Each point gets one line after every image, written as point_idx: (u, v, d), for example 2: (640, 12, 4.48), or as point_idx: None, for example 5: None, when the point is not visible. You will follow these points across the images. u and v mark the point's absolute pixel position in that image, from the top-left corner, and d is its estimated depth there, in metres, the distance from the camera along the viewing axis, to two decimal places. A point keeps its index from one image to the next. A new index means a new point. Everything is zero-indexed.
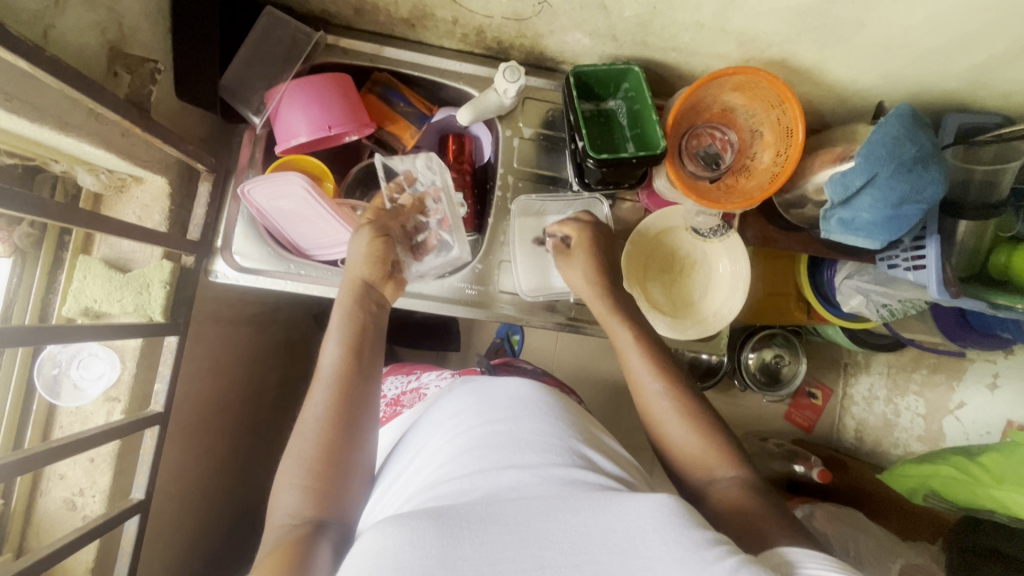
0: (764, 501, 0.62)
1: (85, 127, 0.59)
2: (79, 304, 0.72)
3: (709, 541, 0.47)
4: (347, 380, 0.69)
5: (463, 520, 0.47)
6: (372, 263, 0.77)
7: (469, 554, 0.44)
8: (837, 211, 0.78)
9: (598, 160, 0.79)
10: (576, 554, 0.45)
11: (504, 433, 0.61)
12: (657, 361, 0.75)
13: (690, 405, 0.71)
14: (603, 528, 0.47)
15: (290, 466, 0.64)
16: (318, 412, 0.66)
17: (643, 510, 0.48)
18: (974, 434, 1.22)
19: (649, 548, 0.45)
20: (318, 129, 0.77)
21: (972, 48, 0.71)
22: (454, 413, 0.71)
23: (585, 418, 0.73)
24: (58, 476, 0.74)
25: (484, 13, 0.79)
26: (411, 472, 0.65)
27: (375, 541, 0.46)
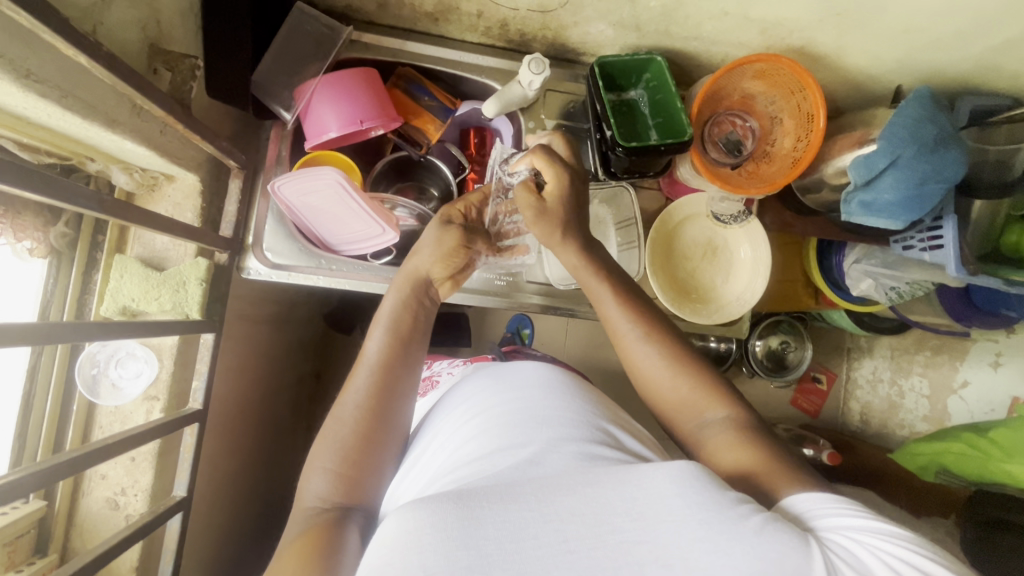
0: (764, 446, 0.60)
1: (128, 123, 0.59)
2: (117, 303, 0.72)
3: (735, 501, 0.45)
4: (388, 367, 0.68)
5: (485, 500, 0.45)
6: (446, 260, 0.76)
7: (492, 533, 0.43)
8: (858, 193, 0.80)
9: (627, 148, 0.80)
10: (597, 525, 0.43)
11: (524, 413, 0.60)
12: (634, 309, 0.72)
13: (673, 349, 0.69)
14: (624, 497, 0.45)
15: (324, 450, 0.63)
16: (357, 400, 0.66)
17: (664, 476, 0.46)
18: (979, 412, 1.25)
19: (674, 514, 0.43)
20: (349, 124, 0.77)
21: (986, 32, 0.73)
22: (470, 395, 0.69)
23: (602, 393, 0.71)
24: (99, 476, 0.74)
25: (510, 6, 0.80)
26: (432, 453, 0.64)
27: (397, 526, 0.44)
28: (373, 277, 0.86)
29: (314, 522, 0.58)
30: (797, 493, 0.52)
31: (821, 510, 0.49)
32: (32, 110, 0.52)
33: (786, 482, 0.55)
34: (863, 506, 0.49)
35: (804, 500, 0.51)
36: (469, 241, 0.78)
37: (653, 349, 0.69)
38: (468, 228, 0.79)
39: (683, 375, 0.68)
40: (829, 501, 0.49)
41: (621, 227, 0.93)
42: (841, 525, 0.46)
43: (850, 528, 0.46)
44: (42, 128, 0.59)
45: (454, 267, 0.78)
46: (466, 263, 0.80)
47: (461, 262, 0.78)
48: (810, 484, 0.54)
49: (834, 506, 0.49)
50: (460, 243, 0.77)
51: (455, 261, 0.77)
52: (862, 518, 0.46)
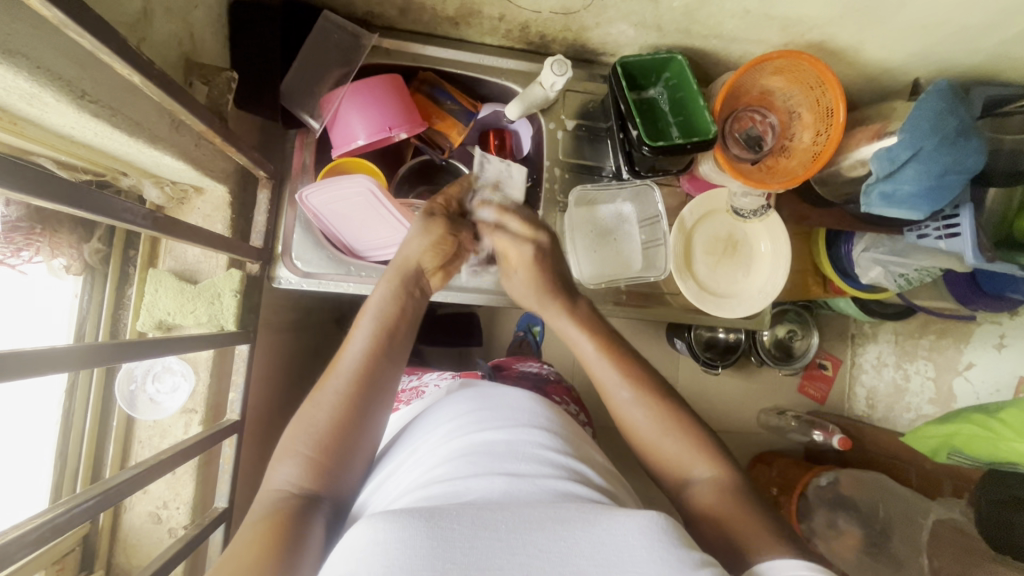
0: (744, 502, 0.59)
1: (168, 138, 0.59)
2: (153, 318, 0.72)
3: (697, 562, 0.40)
4: (371, 362, 0.66)
5: (455, 520, 0.40)
6: (434, 251, 0.74)
7: (458, 557, 0.38)
8: (879, 185, 0.81)
9: (654, 147, 0.81)
10: (561, 563, 0.38)
11: (500, 445, 0.56)
12: (628, 369, 0.70)
13: (666, 410, 0.68)
14: (594, 540, 0.40)
15: (297, 433, 0.62)
16: (337, 386, 0.64)
17: (635, 525, 0.42)
18: (984, 393, 1.28)
19: (637, 566, 0.39)
20: (378, 131, 0.77)
21: (1002, 25, 0.75)
22: (446, 419, 0.66)
23: (581, 430, 0.68)
24: (140, 491, 0.74)
25: (532, 9, 0.80)
26: (404, 472, 0.60)
27: (363, 535, 0.40)
28: None
29: (277, 506, 0.56)
30: (776, 559, 0.50)
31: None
32: (79, 129, 0.52)
33: (769, 544, 0.53)
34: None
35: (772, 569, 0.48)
36: (458, 230, 0.77)
37: (645, 412, 0.68)
38: (455, 219, 0.77)
39: (674, 434, 0.66)
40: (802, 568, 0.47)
41: (645, 225, 0.92)
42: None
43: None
44: (81, 146, 0.58)
45: (443, 256, 0.76)
46: (457, 256, 0.78)
47: (450, 252, 0.76)
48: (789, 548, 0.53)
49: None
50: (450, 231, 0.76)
51: (442, 254, 0.75)
52: None
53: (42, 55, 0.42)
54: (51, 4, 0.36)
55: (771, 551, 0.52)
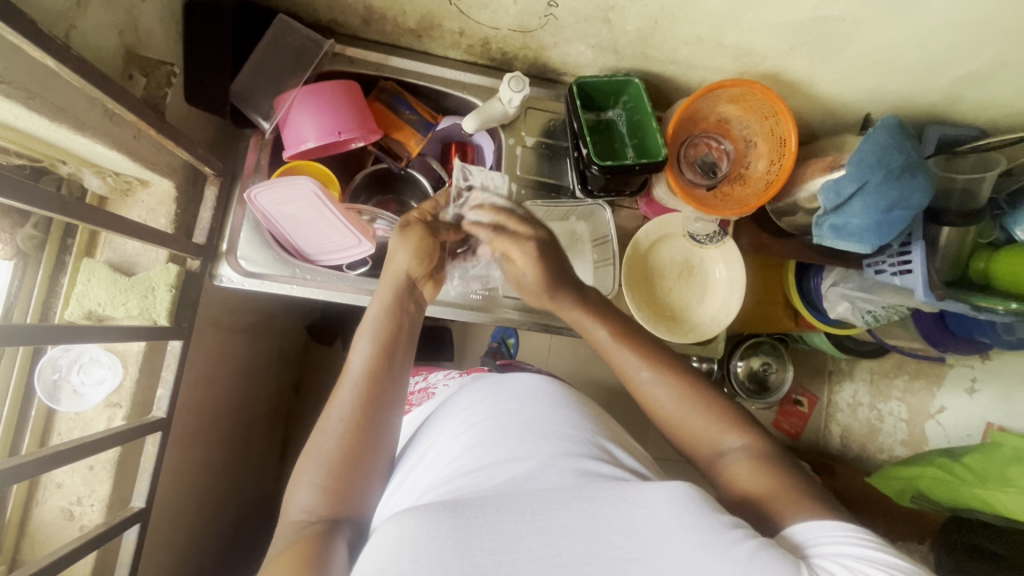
0: (778, 471, 0.59)
1: (100, 127, 0.60)
2: (82, 308, 0.71)
3: (727, 524, 0.46)
4: (373, 379, 0.66)
5: (479, 510, 0.46)
6: (420, 257, 0.73)
7: (487, 543, 0.43)
8: (829, 217, 0.81)
9: (602, 166, 0.81)
10: (593, 540, 0.44)
11: (520, 425, 0.60)
12: (644, 350, 0.72)
13: (688, 384, 0.69)
14: (620, 515, 0.46)
15: (307, 463, 0.62)
16: (341, 413, 0.64)
17: (662, 497, 0.47)
18: (955, 437, 1.24)
19: (666, 533, 0.44)
20: (327, 134, 0.78)
21: (950, 64, 0.76)
22: (466, 405, 0.69)
23: (593, 406, 0.71)
24: (55, 485, 0.72)
25: (491, 25, 0.81)
26: (427, 464, 0.63)
27: (392, 533, 0.45)
28: (347, 287, 0.85)
29: (298, 535, 0.56)
30: (806, 518, 0.52)
31: (824, 538, 0.49)
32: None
33: (793, 507, 0.55)
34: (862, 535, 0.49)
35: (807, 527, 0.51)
36: (436, 231, 0.76)
37: (666, 389, 0.69)
38: (429, 226, 0.76)
39: (697, 409, 0.67)
40: (826, 530, 0.50)
41: (597, 244, 0.94)
42: (839, 552, 0.47)
43: (847, 554, 0.46)
44: (11, 129, 0.58)
45: (432, 265, 0.75)
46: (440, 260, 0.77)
47: (435, 258, 0.75)
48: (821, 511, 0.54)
49: (839, 533, 0.49)
50: (427, 235, 0.74)
51: (426, 256, 0.74)
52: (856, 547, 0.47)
53: None
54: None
55: (796, 513, 0.54)
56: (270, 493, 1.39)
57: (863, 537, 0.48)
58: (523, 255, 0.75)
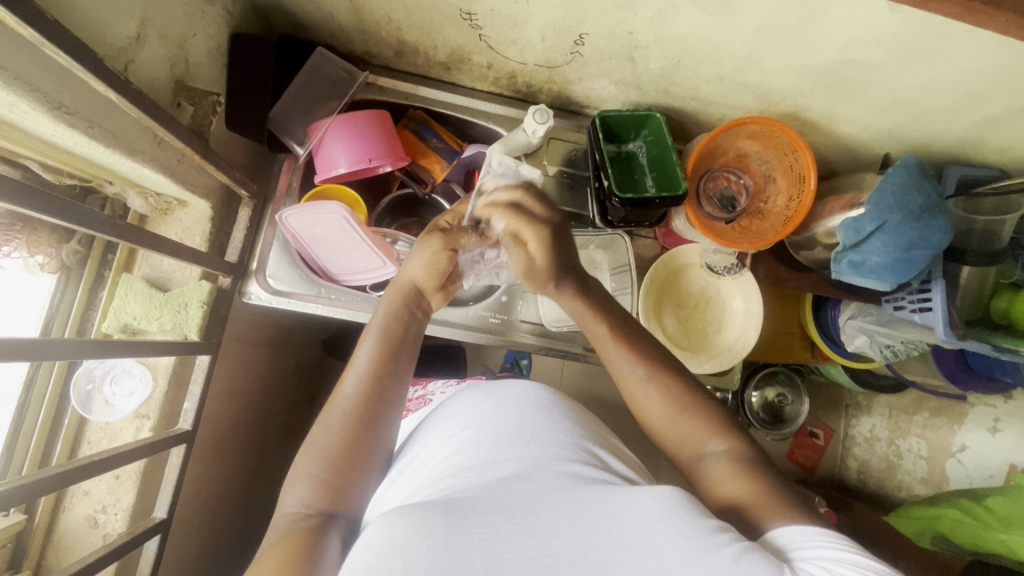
0: (759, 476, 0.60)
1: (148, 152, 0.64)
2: (118, 321, 0.74)
3: (714, 528, 0.47)
4: (378, 378, 0.68)
5: (469, 511, 0.47)
6: (432, 271, 0.77)
7: (476, 543, 0.44)
8: (848, 253, 0.83)
9: (622, 199, 0.83)
10: (581, 542, 0.45)
11: (510, 427, 0.61)
12: (637, 348, 0.71)
13: (677, 391, 0.68)
14: (609, 517, 0.47)
15: (307, 457, 0.63)
16: (344, 408, 0.66)
17: (651, 500, 0.48)
18: (977, 477, 1.20)
19: (654, 537, 0.45)
20: (359, 161, 0.81)
21: (969, 108, 0.77)
22: (459, 408, 0.70)
23: (594, 419, 0.72)
24: (82, 493, 0.74)
25: (518, 60, 0.84)
26: (417, 465, 0.64)
27: (383, 531, 0.46)
28: (369, 307, 0.87)
29: (294, 526, 0.57)
30: (786, 524, 0.53)
31: (805, 542, 0.50)
32: (60, 137, 0.56)
33: (773, 510, 0.56)
34: (850, 541, 0.49)
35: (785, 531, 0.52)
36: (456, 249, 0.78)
37: (658, 390, 0.68)
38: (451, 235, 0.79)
39: (681, 412, 0.67)
40: (812, 533, 0.50)
41: (616, 273, 0.95)
42: (818, 554, 0.48)
43: (825, 557, 0.47)
44: (66, 153, 0.62)
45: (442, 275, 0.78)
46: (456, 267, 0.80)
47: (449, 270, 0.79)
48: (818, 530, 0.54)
49: (818, 537, 0.50)
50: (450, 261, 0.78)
51: (441, 272, 0.77)
52: (840, 549, 0.48)
53: (22, 69, 0.46)
54: (20, 22, 0.41)
55: (776, 518, 0.55)
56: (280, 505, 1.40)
57: (850, 544, 0.49)
58: (535, 237, 0.73)
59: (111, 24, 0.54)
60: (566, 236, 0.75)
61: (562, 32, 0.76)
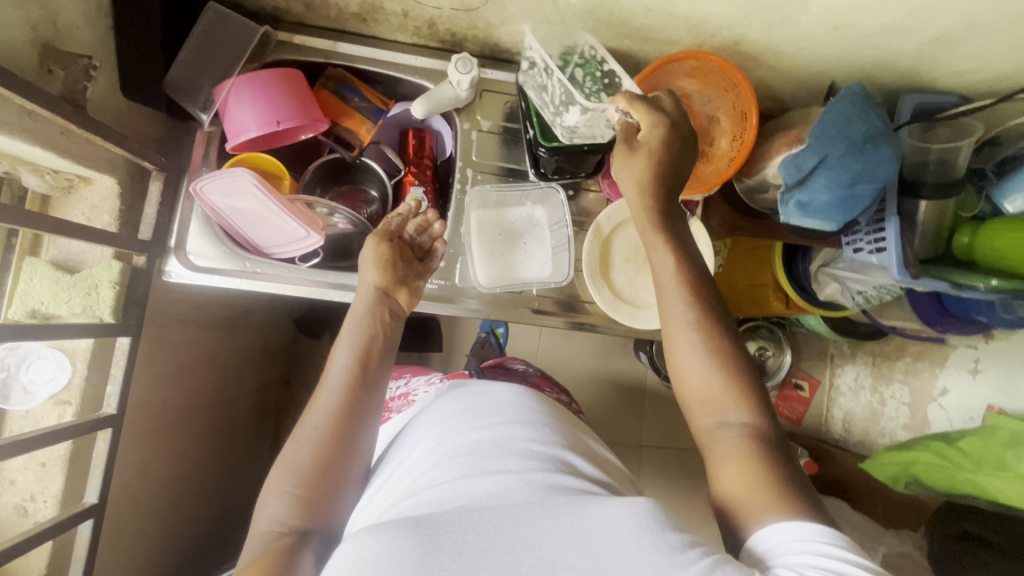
0: (769, 458, 0.55)
1: (17, 123, 0.60)
2: (25, 306, 0.70)
3: (684, 543, 0.44)
4: (355, 392, 0.65)
5: (443, 528, 0.44)
6: (385, 269, 0.75)
7: (448, 563, 0.41)
8: (794, 194, 0.76)
9: (549, 149, 0.79)
10: (553, 560, 0.42)
11: (486, 443, 0.58)
12: (700, 300, 0.62)
13: (723, 349, 0.60)
14: (580, 533, 0.43)
15: (278, 476, 0.60)
16: (318, 421, 0.63)
17: (621, 512, 0.45)
18: (957, 420, 1.19)
19: (626, 553, 0.42)
20: (267, 124, 0.76)
21: (918, 24, 0.71)
22: (437, 422, 0.67)
23: (572, 422, 0.70)
24: (8, 482, 0.73)
25: (432, 4, 0.78)
26: (395, 482, 0.61)
27: (356, 554, 0.43)
28: (298, 280, 0.84)
29: (268, 548, 0.54)
30: (775, 522, 0.49)
31: (787, 548, 0.47)
32: None
33: (770, 502, 0.51)
34: (840, 543, 0.45)
35: (779, 528, 0.48)
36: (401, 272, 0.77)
37: (695, 335, 0.61)
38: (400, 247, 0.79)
39: (723, 374, 0.59)
40: (797, 538, 0.47)
41: (555, 229, 0.91)
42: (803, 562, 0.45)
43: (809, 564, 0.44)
44: None
45: (396, 274, 0.76)
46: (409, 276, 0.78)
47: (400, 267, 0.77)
48: (804, 512, 0.50)
49: (804, 543, 0.46)
50: (395, 253, 0.77)
51: (389, 265, 0.76)
52: (820, 553, 0.45)
53: None
54: None
55: (768, 513, 0.50)
56: (260, 485, 1.40)
57: (835, 543, 0.45)
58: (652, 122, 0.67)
59: None
60: (678, 150, 0.68)
61: None
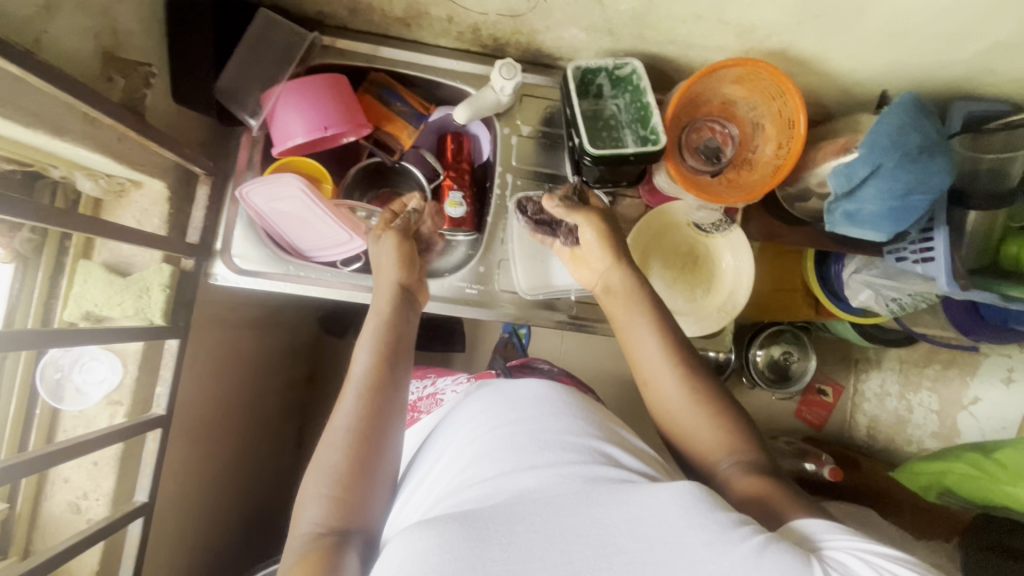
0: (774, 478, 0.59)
1: (81, 131, 0.61)
2: (79, 309, 0.74)
3: (735, 521, 0.45)
4: (381, 389, 0.64)
5: (490, 520, 0.45)
6: (404, 264, 0.75)
7: (498, 554, 0.42)
8: (841, 203, 0.77)
9: (596, 157, 0.78)
10: (603, 545, 0.43)
11: (521, 435, 0.57)
12: (674, 349, 0.69)
13: (710, 400, 0.66)
14: (629, 518, 0.44)
15: (311, 482, 0.59)
16: (347, 422, 0.61)
17: (667, 496, 0.46)
18: (989, 430, 1.18)
19: (676, 535, 0.43)
20: (315, 130, 0.77)
21: (976, 32, 0.69)
22: (470, 417, 0.67)
23: (605, 413, 0.67)
24: (62, 480, 0.75)
25: (478, 10, 0.78)
26: (434, 478, 0.61)
27: (403, 548, 0.44)
28: (341, 284, 0.84)
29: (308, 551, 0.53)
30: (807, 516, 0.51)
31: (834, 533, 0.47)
32: None
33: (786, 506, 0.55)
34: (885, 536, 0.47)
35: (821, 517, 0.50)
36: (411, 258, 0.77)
37: (676, 384, 0.67)
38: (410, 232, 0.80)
39: (711, 415, 0.65)
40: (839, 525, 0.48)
41: None
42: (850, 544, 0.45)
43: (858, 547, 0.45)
44: None
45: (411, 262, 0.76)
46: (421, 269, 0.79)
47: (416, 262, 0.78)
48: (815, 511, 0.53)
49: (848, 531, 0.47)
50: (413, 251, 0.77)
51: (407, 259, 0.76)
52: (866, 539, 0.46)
53: None
54: None
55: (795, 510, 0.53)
56: (285, 482, 1.42)
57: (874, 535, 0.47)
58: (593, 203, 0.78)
59: None
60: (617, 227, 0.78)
61: None
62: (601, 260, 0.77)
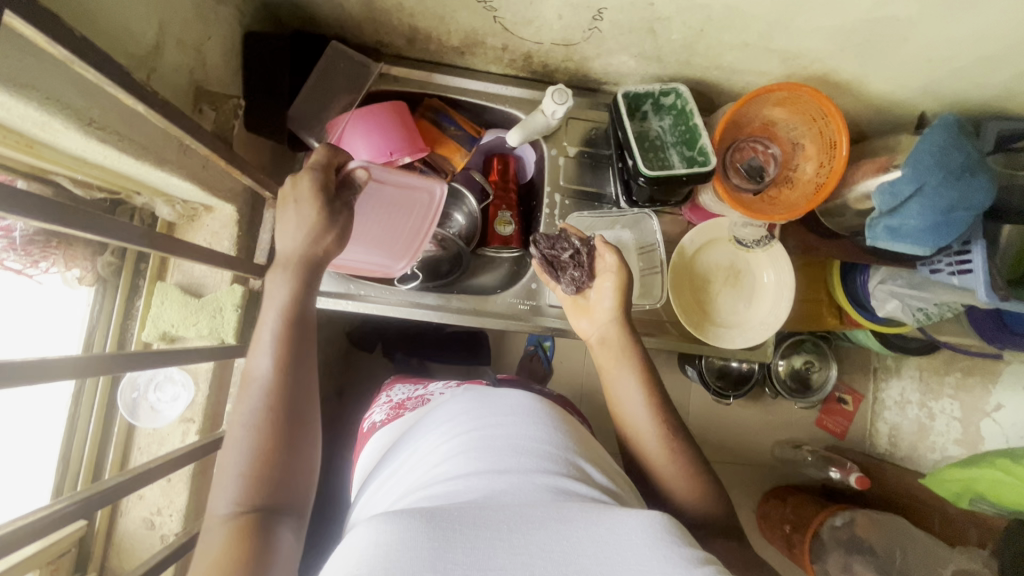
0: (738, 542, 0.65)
1: (175, 161, 0.64)
2: (157, 329, 0.76)
3: (697, 560, 0.42)
4: (293, 367, 0.58)
5: (456, 522, 0.42)
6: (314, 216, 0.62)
7: (460, 558, 0.40)
8: (885, 219, 0.80)
9: (649, 178, 0.82)
10: (564, 563, 0.41)
11: (500, 441, 0.54)
12: (657, 402, 0.71)
13: (690, 462, 0.68)
14: (596, 539, 0.42)
15: (235, 447, 0.54)
16: (255, 403, 0.56)
17: (634, 526, 0.44)
18: (1014, 437, 1.14)
19: (639, 563, 0.41)
20: (381, 155, 0.80)
21: (1012, 59, 0.73)
22: (447, 416, 0.62)
23: (577, 426, 0.63)
24: (137, 496, 0.77)
25: (534, 39, 0.82)
26: (406, 471, 0.58)
27: (367, 538, 0.41)
28: (399, 301, 0.88)
29: (232, 523, 0.50)
30: None
31: None
32: (89, 151, 0.56)
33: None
34: None
35: None
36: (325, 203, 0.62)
37: (655, 436, 0.69)
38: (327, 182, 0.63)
39: (687, 470, 0.68)
40: None
41: (643, 252, 0.93)
42: None
43: None
44: (96, 167, 0.63)
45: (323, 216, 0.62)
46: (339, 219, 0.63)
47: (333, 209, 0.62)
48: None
49: None
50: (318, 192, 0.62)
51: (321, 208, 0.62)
52: None
53: (50, 88, 0.47)
54: (68, 52, 0.41)
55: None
56: None
57: None
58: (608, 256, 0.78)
59: (132, 35, 0.54)
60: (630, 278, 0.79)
61: (580, 8, 0.74)
62: (607, 314, 0.77)
